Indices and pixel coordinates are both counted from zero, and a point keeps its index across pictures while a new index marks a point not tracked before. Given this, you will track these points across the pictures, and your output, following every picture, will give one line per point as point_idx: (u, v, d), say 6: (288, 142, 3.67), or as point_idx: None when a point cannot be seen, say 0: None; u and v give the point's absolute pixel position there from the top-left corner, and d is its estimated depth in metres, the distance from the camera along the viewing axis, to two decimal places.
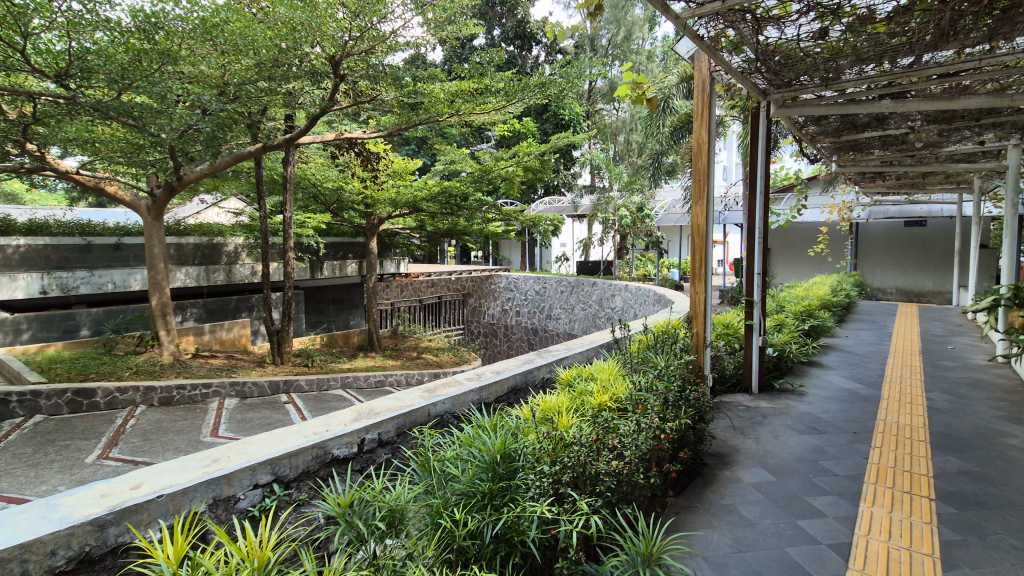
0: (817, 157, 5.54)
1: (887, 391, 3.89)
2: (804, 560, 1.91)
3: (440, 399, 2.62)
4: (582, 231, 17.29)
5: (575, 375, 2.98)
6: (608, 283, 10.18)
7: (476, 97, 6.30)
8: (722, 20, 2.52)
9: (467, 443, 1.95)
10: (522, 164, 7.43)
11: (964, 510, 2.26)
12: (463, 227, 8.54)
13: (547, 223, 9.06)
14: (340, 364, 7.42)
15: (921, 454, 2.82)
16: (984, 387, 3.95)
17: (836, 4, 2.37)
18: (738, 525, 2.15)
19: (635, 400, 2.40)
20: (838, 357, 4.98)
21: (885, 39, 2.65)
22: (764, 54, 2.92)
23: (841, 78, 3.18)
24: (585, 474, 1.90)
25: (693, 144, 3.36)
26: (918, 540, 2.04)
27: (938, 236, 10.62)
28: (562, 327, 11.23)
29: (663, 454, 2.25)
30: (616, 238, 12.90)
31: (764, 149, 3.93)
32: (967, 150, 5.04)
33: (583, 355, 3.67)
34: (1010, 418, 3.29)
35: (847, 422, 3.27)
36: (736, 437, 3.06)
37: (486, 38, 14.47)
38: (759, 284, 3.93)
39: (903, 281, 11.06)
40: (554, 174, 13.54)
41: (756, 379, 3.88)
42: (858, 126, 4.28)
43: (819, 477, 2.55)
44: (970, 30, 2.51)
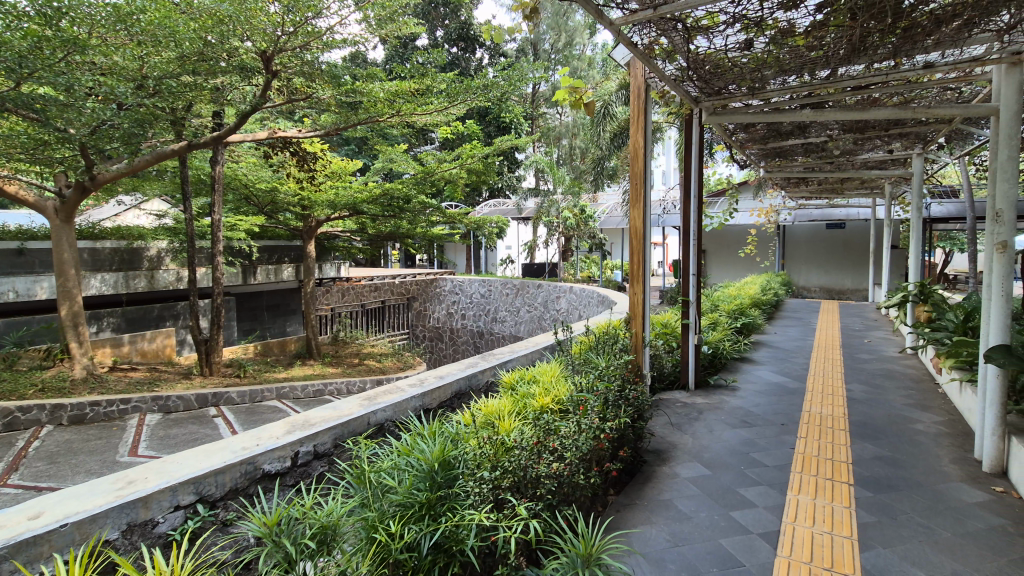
0: (746, 162, 5.81)
1: (811, 384, 4.12)
2: (737, 551, 1.98)
3: (380, 407, 2.53)
4: (527, 233, 17.42)
5: (518, 377, 2.97)
6: (553, 285, 10.29)
7: (418, 98, 6.22)
8: (655, 28, 2.58)
9: (405, 452, 1.89)
10: (466, 166, 7.40)
11: (878, 493, 2.42)
12: (407, 230, 8.38)
13: (493, 225, 9.06)
14: (276, 374, 7.09)
15: (841, 442, 3.00)
16: (896, 377, 4.27)
17: (759, 17, 2.47)
18: (675, 520, 2.20)
19: (576, 401, 2.42)
20: (767, 352, 5.25)
21: (804, 52, 2.80)
22: (695, 62, 3.02)
23: (766, 87, 3.35)
24: (526, 478, 1.89)
25: (629, 149, 3.43)
26: (838, 524, 2.16)
27: (856, 238, 11.43)
28: (508, 330, 11.27)
29: (603, 453, 2.28)
30: (561, 241, 13.11)
31: (697, 155, 4.09)
32: (879, 157, 5.43)
33: (526, 357, 3.68)
34: (917, 405, 3.58)
35: (776, 415, 3.44)
36: (674, 433, 3.15)
37: (429, 38, 14.36)
38: (694, 284, 4.07)
39: (825, 280, 11.84)
40: (498, 176, 13.61)
41: (693, 376, 4.01)
42: (783, 134, 4.52)
43: (750, 469, 2.66)
44: (877, 46, 2.69)
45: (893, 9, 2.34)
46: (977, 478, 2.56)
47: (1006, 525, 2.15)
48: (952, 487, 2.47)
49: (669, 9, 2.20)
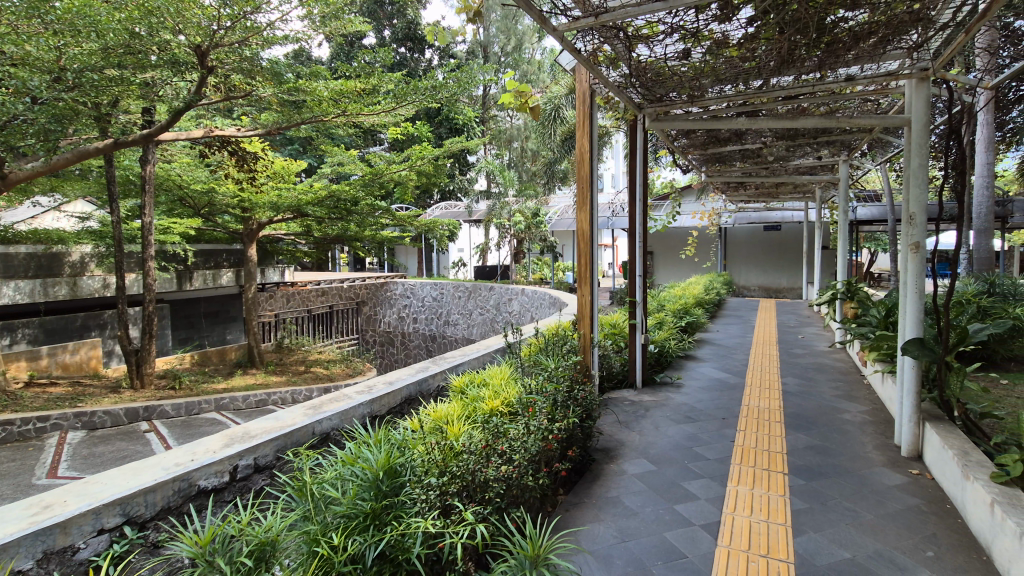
0: (689, 167, 6.02)
1: (750, 379, 4.32)
2: (680, 544, 2.04)
3: (325, 416, 2.46)
4: (479, 236, 17.44)
5: (468, 381, 2.96)
6: (505, 288, 10.32)
7: (364, 98, 6.10)
8: (598, 35, 2.64)
9: (349, 461, 1.84)
10: (415, 168, 7.32)
11: (810, 481, 2.56)
12: (355, 234, 8.18)
13: (444, 228, 9.00)
14: (215, 384, 6.75)
15: (777, 433, 3.16)
16: (826, 370, 4.54)
17: (695, 28, 2.56)
18: (622, 516, 2.25)
19: (524, 403, 2.44)
20: (709, 350, 5.46)
21: (738, 62, 2.94)
22: (637, 70, 3.11)
23: (704, 95, 3.48)
24: (475, 482, 1.87)
25: (575, 154, 3.48)
26: (774, 512, 2.27)
27: (791, 240, 12.07)
28: (460, 333, 11.21)
29: (553, 454, 2.30)
30: (512, 243, 13.21)
31: (641, 160, 4.21)
32: (809, 163, 5.75)
33: (477, 360, 3.68)
34: (845, 396, 3.81)
35: (717, 409, 3.58)
36: (621, 431, 3.22)
37: (376, 38, 14.14)
38: (641, 285, 4.17)
39: (763, 280, 12.45)
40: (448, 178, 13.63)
41: (640, 374, 4.11)
42: (721, 140, 4.71)
43: (693, 463, 2.76)
44: (804, 59, 2.85)
45: (817, 24, 2.49)
46: (895, 462, 2.76)
47: (921, 504, 2.32)
48: (875, 472, 2.65)
49: (610, 17, 2.24)
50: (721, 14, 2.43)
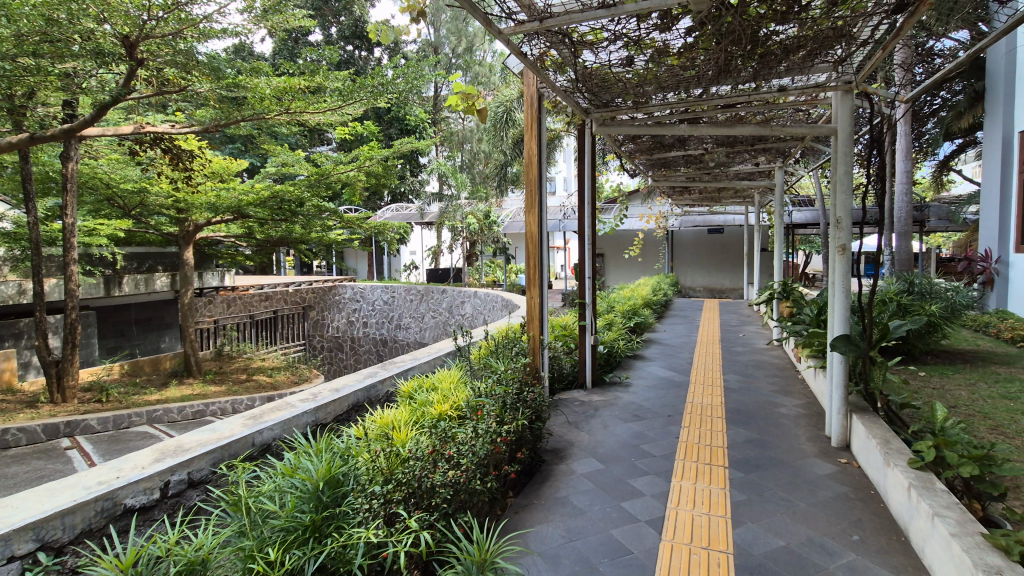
0: (635, 172, 6.17)
1: (694, 377, 4.47)
2: (626, 540, 2.08)
3: (266, 426, 2.36)
4: (431, 238, 17.32)
5: (416, 386, 2.91)
6: (457, 291, 10.26)
7: (308, 96, 5.94)
8: (545, 40, 2.67)
9: (288, 472, 1.77)
10: (364, 168, 7.19)
11: (748, 473, 2.67)
12: (300, 236, 7.92)
13: (394, 231, 8.87)
14: (147, 396, 6.35)
15: (718, 428, 3.28)
16: (765, 367, 4.76)
17: (637, 35, 2.62)
18: (570, 515, 2.27)
19: (473, 406, 2.42)
20: (657, 349, 5.61)
21: (679, 71, 3.03)
22: (584, 75, 3.16)
23: (649, 101, 3.58)
24: (421, 488, 1.83)
25: (524, 156, 3.49)
26: (714, 505, 2.35)
27: (733, 242, 12.61)
28: (412, 337, 11.06)
29: (502, 456, 2.29)
30: (465, 246, 13.20)
31: (589, 164, 4.28)
32: (748, 169, 6.02)
33: (427, 365, 3.64)
34: (781, 391, 4.01)
35: (663, 407, 3.68)
36: (571, 431, 3.25)
37: (322, 35, 13.81)
38: (590, 287, 4.22)
39: (708, 281, 12.94)
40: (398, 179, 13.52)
41: (590, 375, 4.17)
42: (666, 146, 4.86)
43: (640, 460, 2.82)
44: (740, 69, 2.98)
45: (751, 36, 2.60)
46: (826, 452, 2.93)
47: (849, 491, 2.47)
48: (808, 462, 2.79)
49: (555, 22, 2.26)
50: (662, 23, 2.50)
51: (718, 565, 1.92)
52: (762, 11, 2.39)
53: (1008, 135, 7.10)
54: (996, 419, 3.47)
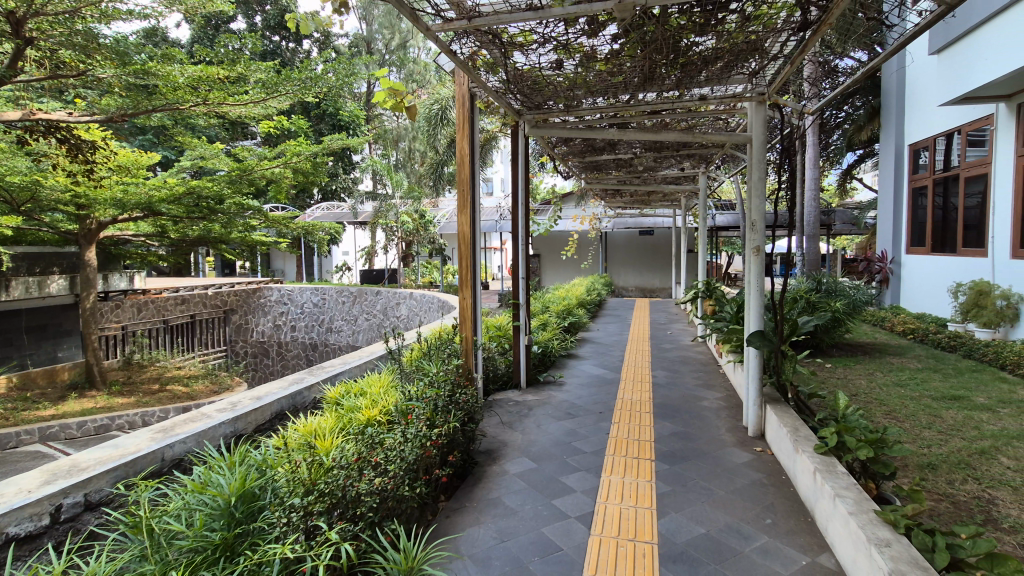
0: (569, 174, 6.28)
1: (625, 374, 4.61)
2: (556, 537, 2.11)
3: (178, 439, 2.19)
4: (365, 238, 16.91)
5: (344, 391, 2.82)
6: (392, 292, 10.05)
7: (228, 86, 5.63)
8: (475, 40, 2.65)
9: (197, 488, 1.65)
10: (291, 165, 6.91)
11: (673, 465, 2.78)
12: (220, 235, 7.47)
13: (324, 231, 8.59)
14: (40, 412, 5.76)
15: (646, 423, 3.40)
16: (690, 362, 5.00)
17: (566, 39, 2.66)
18: (502, 516, 2.27)
19: (403, 410, 2.36)
20: (590, 348, 5.75)
21: (608, 76, 3.11)
22: (516, 77, 3.17)
23: (580, 105, 3.65)
24: (346, 497, 1.76)
25: (456, 156, 3.44)
26: (641, 498, 2.43)
27: (662, 244, 13.17)
28: (345, 341, 10.71)
29: (432, 460, 2.25)
30: (400, 246, 12.99)
31: (522, 166, 4.31)
32: (674, 173, 6.28)
33: (357, 369, 3.54)
34: (704, 385, 4.22)
35: (594, 404, 3.77)
36: (505, 432, 3.25)
37: (245, 23, 13.13)
38: (523, 288, 4.25)
39: (639, 281, 13.43)
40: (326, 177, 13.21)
41: (524, 375, 4.19)
42: (597, 149, 4.98)
43: (572, 457, 2.87)
44: (663, 77, 3.11)
45: (673, 46, 2.71)
46: (743, 441, 3.10)
47: (762, 477, 2.63)
48: (727, 451, 2.95)
49: (483, 22, 2.25)
50: (589, 28, 2.55)
51: (642, 556, 1.98)
52: (683, 22, 2.48)
53: (900, 147, 7.87)
54: (890, 405, 3.83)
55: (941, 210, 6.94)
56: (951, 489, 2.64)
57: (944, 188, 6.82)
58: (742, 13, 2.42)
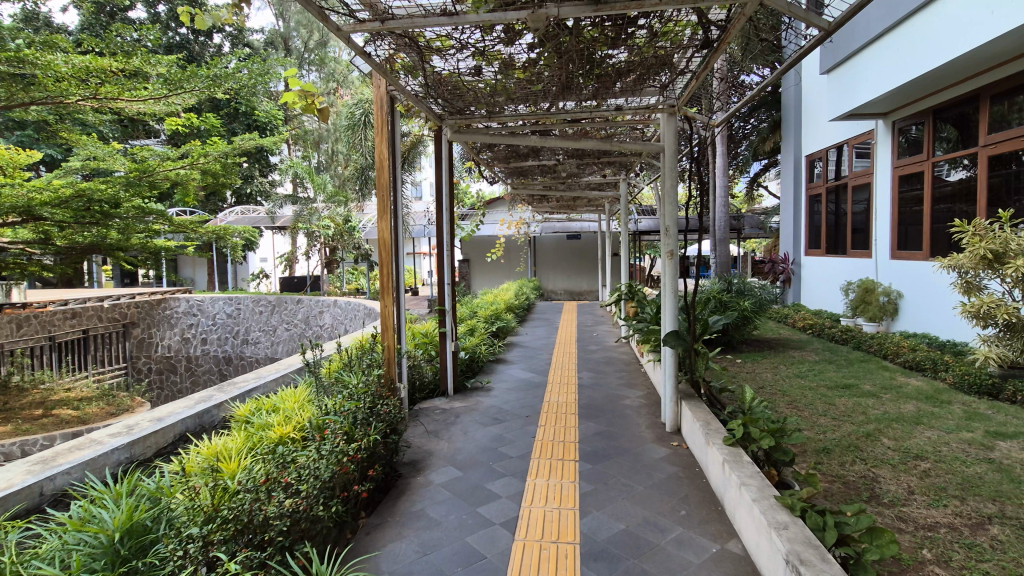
0: (495, 179, 6.31)
1: (552, 376, 4.69)
2: (480, 545, 2.09)
3: (60, 471, 1.98)
4: (284, 244, 16.17)
5: (254, 409, 2.67)
6: (315, 300, 9.70)
7: (123, 79, 5.20)
8: (391, 42, 2.60)
9: (75, 526, 1.48)
10: (199, 166, 6.47)
11: (595, 464, 2.85)
12: (118, 242, 6.85)
13: (237, 235, 8.12)
14: None
15: (571, 424, 3.47)
16: (613, 362, 5.17)
17: (483, 47, 2.68)
18: (425, 529, 2.22)
19: (318, 426, 2.26)
20: (518, 352, 5.80)
21: (527, 84, 3.16)
22: (435, 82, 3.15)
23: (502, 112, 3.67)
24: (252, 523, 1.65)
25: (375, 160, 3.34)
26: (565, 499, 2.47)
27: (588, 248, 13.56)
28: (262, 352, 10.26)
29: (350, 476, 2.17)
30: (323, 252, 12.51)
31: (446, 170, 4.26)
32: (597, 180, 6.49)
33: (272, 384, 3.37)
34: (626, 384, 4.38)
35: (521, 409, 3.80)
36: (430, 441, 3.20)
37: (147, 12, 12.19)
38: (449, 293, 4.21)
39: (567, 284, 13.76)
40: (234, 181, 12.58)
41: (451, 382, 4.15)
42: (521, 155, 5.05)
43: (497, 463, 2.87)
44: (580, 88, 3.20)
45: (588, 57, 2.79)
46: (661, 437, 3.24)
47: (678, 471, 2.76)
48: (646, 448, 3.07)
49: (397, 25, 2.20)
50: (506, 36, 2.57)
51: (565, 557, 2.01)
52: (595, 35, 2.56)
53: (798, 158, 8.57)
54: (791, 396, 4.15)
55: (833, 215, 7.63)
56: (842, 470, 2.89)
57: (836, 195, 7.52)
58: (651, 30, 2.53)
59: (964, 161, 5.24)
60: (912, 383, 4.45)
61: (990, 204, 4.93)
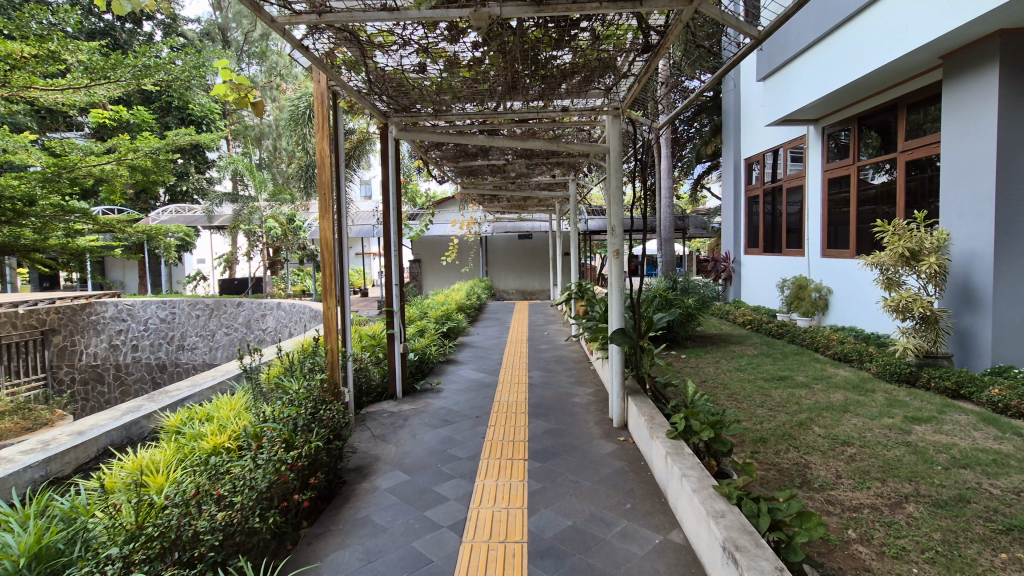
0: (445, 178, 6.27)
1: (503, 376, 4.70)
2: (427, 549, 2.06)
3: None
4: (224, 245, 15.46)
5: (186, 418, 2.53)
6: (257, 303, 9.43)
7: (37, 67, 4.84)
8: (331, 36, 2.52)
9: None
10: (127, 162, 6.07)
11: (544, 462, 2.87)
12: (33, 243, 6.33)
13: (171, 235, 7.68)
14: None
15: (521, 423, 3.49)
16: (564, 361, 5.23)
17: (426, 44, 2.65)
18: (370, 535, 2.17)
19: (254, 435, 2.16)
20: (469, 352, 5.77)
21: (473, 83, 3.15)
22: (379, 78, 3.08)
23: (449, 110, 3.64)
24: (181, 539, 1.56)
25: (316, 157, 3.21)
26: (513, 498, 2.47)
27: (539, 248, 13.69)
28: (200, 358, 9.84)
29: (290, 485, 2.08)
30: (266, 253, 12.03)
31: (393, 169, 4.19)
32: (547, 180, 6.55)
33: (207, 393, 3.21)
34: (576, 382, 4.45)
35: (471, 409, 3.78)
36: (377, 445, 3.13)
37: None
38: (397, 294, 4.13)
39: (520, 284, 13.84)
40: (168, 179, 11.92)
41: (400, 384, 4.08)
42: (470, 154, 5.03)
43: (446, 465, 2.84)
44: (527, 88, 3.22)
45: (533, 57, 2.80)
46: (609, 433, 3.31)
47: (624, 465, 2.82)
48: (594, 444, 3.12)
49: (335, 18, 2.13)
50: (450, 34, 2.55)
51: (513, 556, 2.01)
52: (539, 36, 2.57)
53: (738, 160, 8.96)
54: (731, 388, 4.33)
55: (770, 216, 8.02)
56: (777, 458, 3.04)
57: (772, 197, 7.91)
58: (593, 33, 2.57)
59: (886, 165, 5.61)
60: (840, 373, 4.75)
61: (907, 205, 5.32)
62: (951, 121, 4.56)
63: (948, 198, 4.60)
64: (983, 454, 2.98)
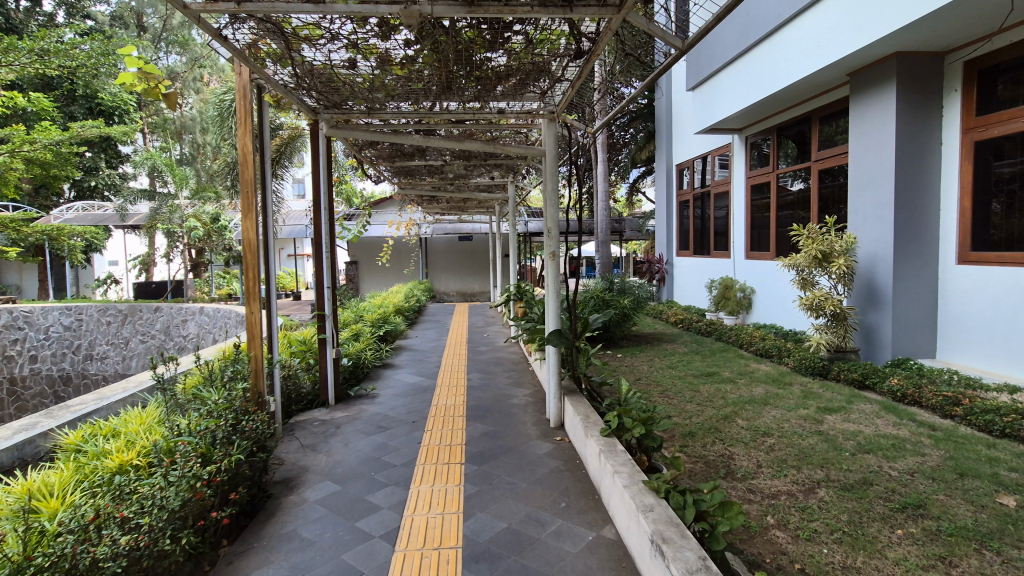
0: (380, 178, 6.14)
1: (441, 379, 4.65)
2: (357, 561, 1.99)
3: None
4: (140, 245, 14.39)
5: (89, 434, 2.33)
6: (175, 308, 8.90)
7: None
8: (252, 27, 2.39)
9: None
10: (21, 155, 5.51)
11: (481, 465, 2.86)
12: None
13: (75, 235, 7.06)
14: None
15: (459, 427, 3.45)
16: (502, 362, 5.24)
17: (355, 40, 2.58)
18: (297, 550, 2.08)
19: (166, 450, 2.01)
20: (407, 356, 5.67)
21: (406, 82, 3.10)
22: (306, 72, 2.95)
23: (383, 109, 3.56)
24: (77, 568, 1.42)
25: (238, 153, 3.03)
26: (448, 503, 2.44)
27: (480, 249, 13.69)
28: (111, 368, 9.10)
29: (207, 503, 1.95)
30: (188, 255, 11.30)
31: (325, 168, 4.04)
32: (486, 182, 6.55)
33: (115, 406, 2.98)
34: (514, 383, 4.47)
35: (408, 414, 3.71)
36: (307, 455, 3.00)
37: None
38: (330, 297, 3.99)
39: (460, 285, 13.78)
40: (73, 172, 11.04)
41: (333, 392, 3.94)
42: (406, 154, 4.95)
43: (379, 473, 2.77)
44: (462, 89, 3.20)
45: (467, 58, 2.80)
46: (546, 433, 3.34)
47: (560, 464, 2.86)
48: (531, 444, 3.14)
49: (255, 8, 2.02)
50: (380, 31, 2.49)
51: (446, 562, 1.98)
52: (472, 36, 2.56)
53: (670, 166, 9.33)
54: (663, 385, 4.50)
55: (699, 220, 8.41)
56: (704, 451, 3.19)
57: (701, 202, 8.30)
58: (526, 37, 2.59)
59: (801, 173, 6.03)
60: (761, 368, 5.05)
61: (820, 211, 5.73)
62: (857, 134, 4.96)
63: (855, 205, 5.00)
64: (883, 439, 3.26)
